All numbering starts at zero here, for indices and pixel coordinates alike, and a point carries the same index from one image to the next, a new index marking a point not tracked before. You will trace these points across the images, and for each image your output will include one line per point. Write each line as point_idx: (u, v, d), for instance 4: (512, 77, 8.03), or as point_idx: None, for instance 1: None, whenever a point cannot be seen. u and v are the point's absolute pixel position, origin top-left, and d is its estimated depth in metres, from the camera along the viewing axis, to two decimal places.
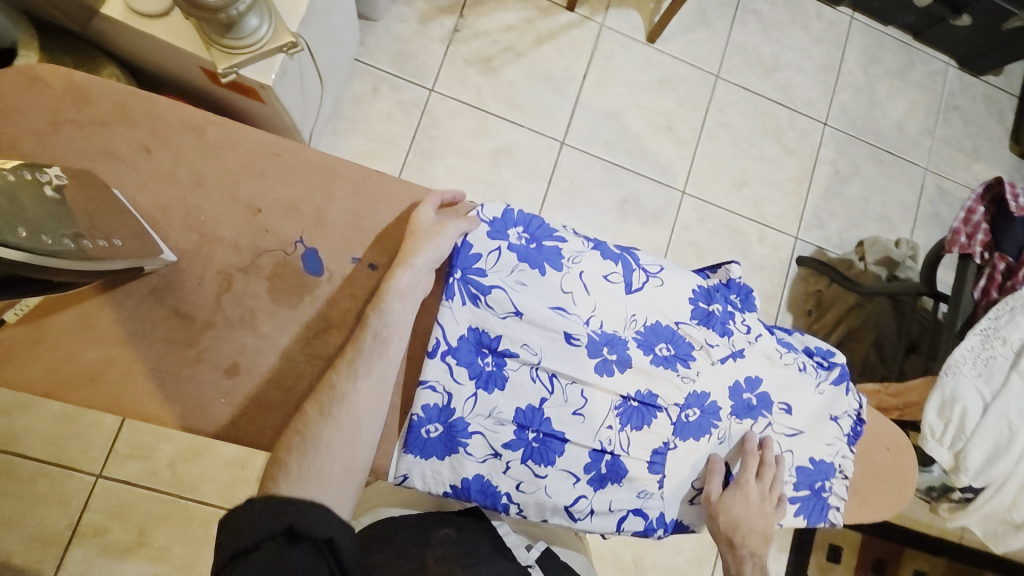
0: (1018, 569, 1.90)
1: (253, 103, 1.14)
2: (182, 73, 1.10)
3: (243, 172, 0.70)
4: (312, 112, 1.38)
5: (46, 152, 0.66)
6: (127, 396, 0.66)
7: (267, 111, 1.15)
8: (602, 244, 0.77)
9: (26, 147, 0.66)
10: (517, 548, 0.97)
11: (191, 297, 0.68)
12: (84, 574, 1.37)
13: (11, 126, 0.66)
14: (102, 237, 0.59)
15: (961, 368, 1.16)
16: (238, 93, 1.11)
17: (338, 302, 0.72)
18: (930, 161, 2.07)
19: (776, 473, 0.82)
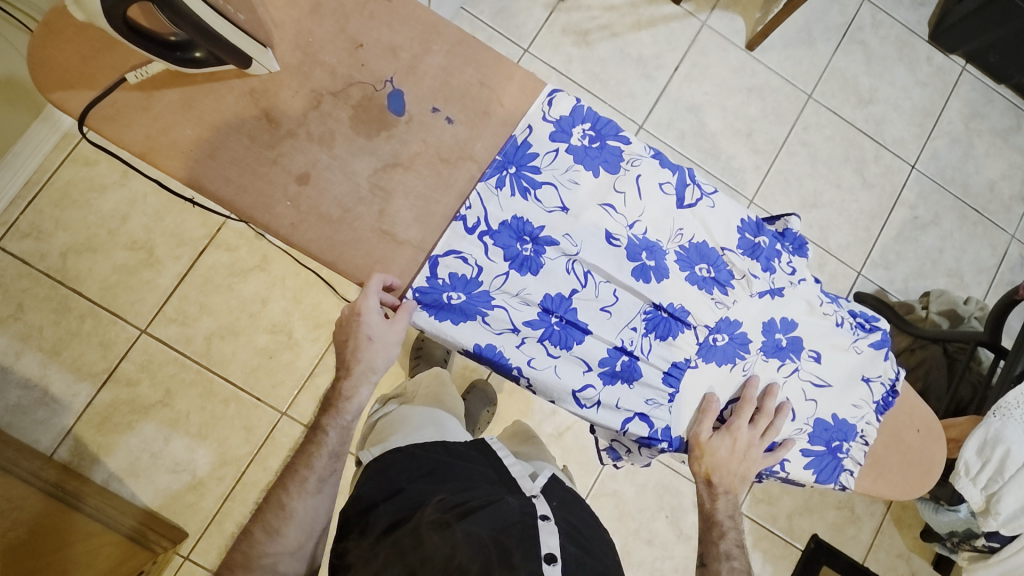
0: None
1: None
2: None
3: (355, 10, 0.71)
4: None
5: None
6: (207, 177, 0.67)
7: None
8: (662, 153, 0.77)
9: None
10: (522, 478, 0.97)
11: (283, 105, 0.69)
12: (106, 418, 1.43)
13: None
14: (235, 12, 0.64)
15: (1012, 411, 1.10)
16: None
17: (409, 144, 0.71)
18: (1017, 228, 1.97)
19: (772, 422, 0.79)
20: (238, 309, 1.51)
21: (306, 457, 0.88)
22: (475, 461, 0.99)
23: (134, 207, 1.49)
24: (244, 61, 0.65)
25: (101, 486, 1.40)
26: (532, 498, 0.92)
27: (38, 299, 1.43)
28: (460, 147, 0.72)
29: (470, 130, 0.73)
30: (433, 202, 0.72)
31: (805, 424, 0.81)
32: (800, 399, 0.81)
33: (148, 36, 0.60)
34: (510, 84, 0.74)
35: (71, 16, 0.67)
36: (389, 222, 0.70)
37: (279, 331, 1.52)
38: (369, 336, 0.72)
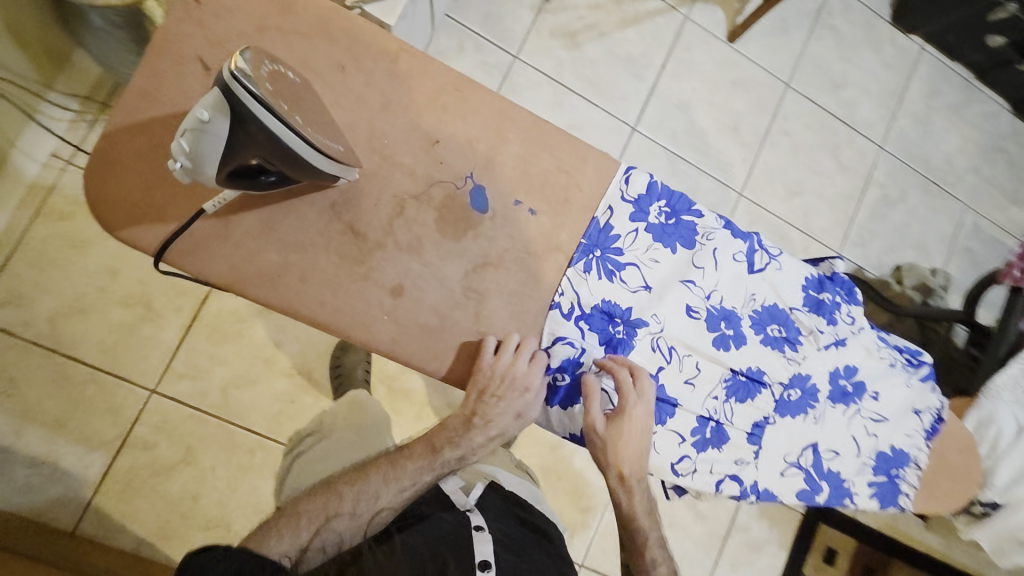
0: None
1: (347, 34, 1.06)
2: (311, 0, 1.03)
3: (427, 103, 0.72)
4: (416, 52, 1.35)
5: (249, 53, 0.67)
6: (300, 304, 0.66)
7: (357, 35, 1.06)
8: (732, 223, 0.81)
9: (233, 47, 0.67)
10: (457, 491, 0.93)
11: (366, 216, 0.69)
12: (126, 485, 1.37)
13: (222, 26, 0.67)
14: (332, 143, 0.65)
15: (1000, 393, 1.26)
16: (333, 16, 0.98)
17: (496, 241, 0.73)
18: (971, 197, 2.13)
19: (644, 388, 0.74)
20: (252, 355, 1.46)
21: (312, 505, 0.84)
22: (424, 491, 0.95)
23: (122, 260, 1.39)
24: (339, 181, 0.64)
25: (133, 555, 1.35)
26: (466, 512, 0.89)
27: (30, 371, 1.33)
28: (544, 237, 0.75)
29: (549, 212, 0.75)
30: (526, 298, 0.74)
31: (868, 458, 0.89)
32: (863, 435, 0.88)
33: (241, 172, 0.60)
34: (585, 167, 0.77)
35: (127, 144, 0.65)
36: (486, 321, 0.73)
37: (297, 373, 1.48)
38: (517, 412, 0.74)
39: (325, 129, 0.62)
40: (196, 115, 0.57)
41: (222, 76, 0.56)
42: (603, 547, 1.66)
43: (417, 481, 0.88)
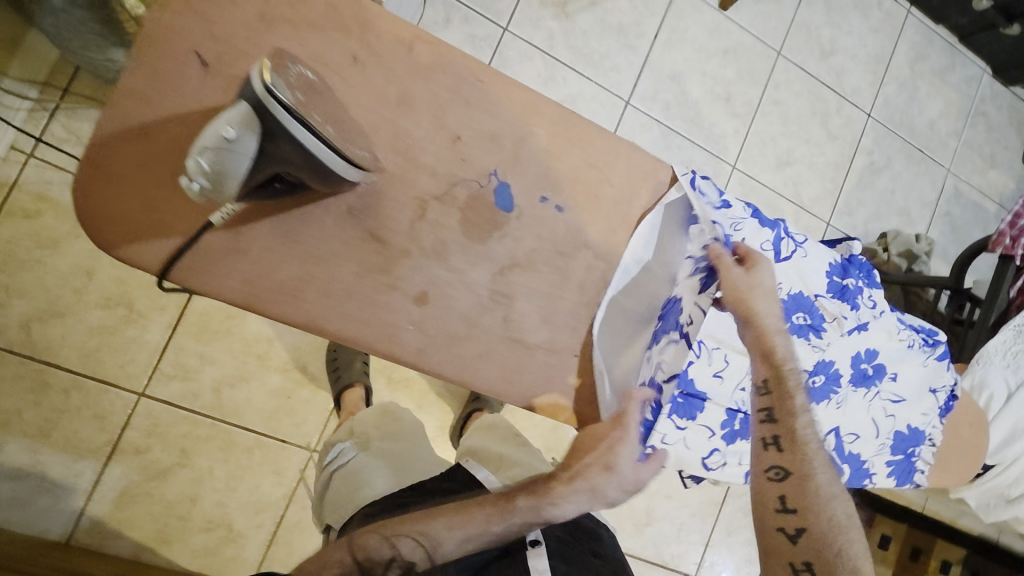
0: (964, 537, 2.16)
1: None
2: None
3: (451, 98, 0.77)
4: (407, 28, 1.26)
5: (255, 44, 0.71)
6: (321, 317, 0.72)
7: None
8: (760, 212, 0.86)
9: (238, 41, 0.71)
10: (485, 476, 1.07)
11: (389, 222, 0.75)
12: (122, 491, 1.32)
13: (227, 22, 0.70)
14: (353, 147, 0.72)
15: (992, 358, 1.28)
16: None
17: (524, 241, 0.80)
18: (952, 162, 2.16)
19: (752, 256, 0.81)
20: (243, 352, 1.40)
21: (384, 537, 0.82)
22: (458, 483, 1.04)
23: (97, 258, 1.30)
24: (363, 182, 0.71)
25: (133, 560, 1.32)
26: None
27: (9, 380, 1.26)
28: (574, 233, 0.83)
29: (569, 199, 0.82)
30: (558, 302, 0.83)
31: (886, 439, 0.92)
32: (882, 416, 0.91)
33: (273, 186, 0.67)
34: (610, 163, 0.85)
35: (126, 158, 0.69)
36: (517, 329, 0.81)
37: (292, 368, 1.43)
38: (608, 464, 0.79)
39: (351, 138, 0.71)
40: (220, 133, 0.60)
41: (254, 89, 0.61)
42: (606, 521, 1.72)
43: (483, 532, 0.80)
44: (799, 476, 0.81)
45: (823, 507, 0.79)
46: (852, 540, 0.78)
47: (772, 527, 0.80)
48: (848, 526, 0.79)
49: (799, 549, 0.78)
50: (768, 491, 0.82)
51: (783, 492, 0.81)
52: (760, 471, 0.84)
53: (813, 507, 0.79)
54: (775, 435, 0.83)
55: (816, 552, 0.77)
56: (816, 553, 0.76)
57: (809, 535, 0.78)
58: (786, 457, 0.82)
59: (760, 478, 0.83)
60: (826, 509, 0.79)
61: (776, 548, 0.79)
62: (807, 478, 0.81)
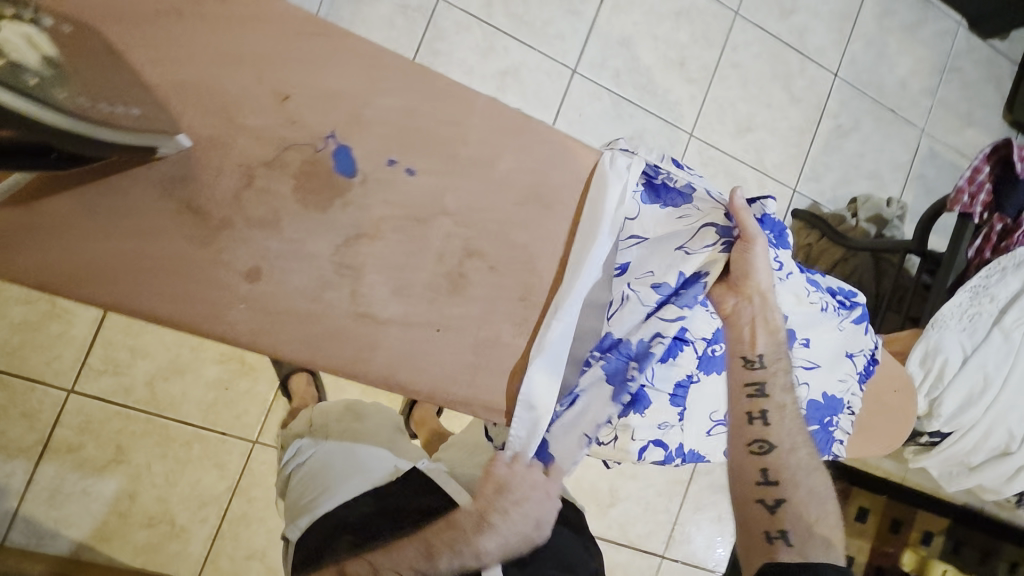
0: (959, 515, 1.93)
1: None
2: None
3: (274, 44, 0.57)
4: None
5: None
6: (127, 302, 0.54)
7: None
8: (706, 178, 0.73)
9: None
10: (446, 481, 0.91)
11: (208, 189, 0.56)
12: (58, 490, 1.30)
13: None
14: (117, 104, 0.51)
15: (949, 323, 1.21)
16: None
17: (371, 209, 0.61)
18: (927, 122, 2.08)
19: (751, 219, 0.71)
20: (175, 345, 1.36)
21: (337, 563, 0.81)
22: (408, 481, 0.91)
23: None
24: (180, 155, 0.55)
25: (72, 559, 1.30)
26: None
27: None
28: (432, 201, 0.62)
29: (436, 151, 0.62)
30: (406, 270, 0.62)
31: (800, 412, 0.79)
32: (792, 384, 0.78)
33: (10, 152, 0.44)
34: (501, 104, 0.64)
35: None
36: (364, 302, 0.61)
37: (229, 358, 1.39)
38: (545, 490, 0.74)
39: (98, 84, 0.50)
40: None
41: None
42: None
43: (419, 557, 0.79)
44: (784, 450, 0.73)
45: (802, 479, 0.72)
46: (829, 514, 0.72)
47: (753, 500, 0.73)
48: (827, 499, 0.73)
49: (778, 518, 0.71)
50: (749, 465, 0.74)
51: (764, 465, 0.73)
52: (740, 444, 0.75)
53: (794, 479, 0.72)
54: (764, 410, 0.74)
55: (796, 522, 0.70)
56: (796, 521, 0.70)
57: (790, 504, 0.71)
58: (773, 433, 0.74)
59: (741, 452, 0.75)
60: (804, 483, 0.72)
61: (751, 519, 0.72)
62: (793, 450, 0.73)
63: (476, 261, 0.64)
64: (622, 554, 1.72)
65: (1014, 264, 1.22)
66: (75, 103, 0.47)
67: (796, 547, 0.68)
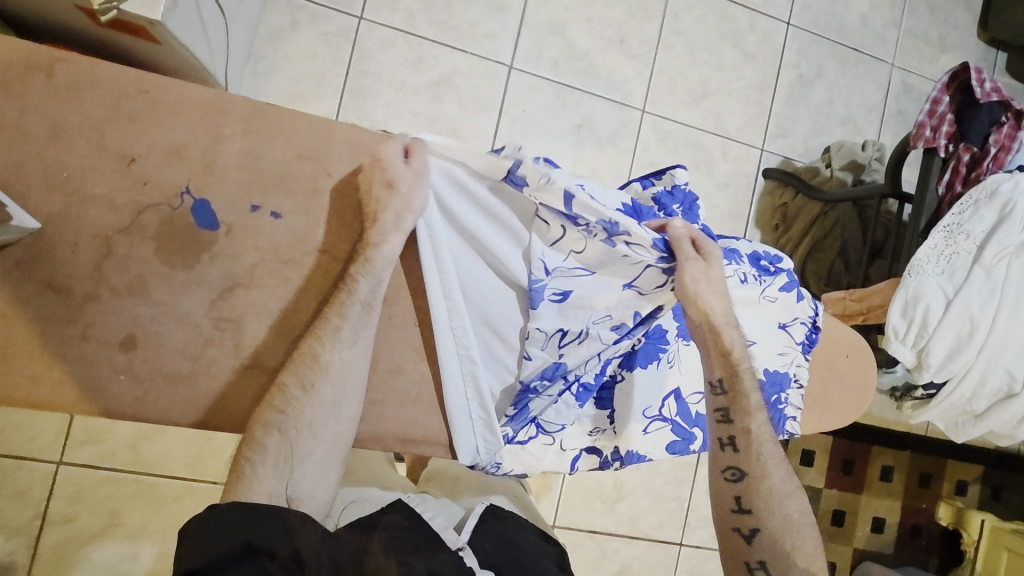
0: (990, 459, 1.80)
1: (148, 43, 0.77)
2: (69, 18, 0.74)
3: (108, 116, 0.56)
4: (241, 38, 1.15)
5: None
6: (9, 386, 0.55)
7: (166, 52, 0.79)
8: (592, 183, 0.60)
9: None
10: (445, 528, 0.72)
11: (67, 267, 0.55)
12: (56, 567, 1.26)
13: None
14: None
15: (925, 267, 1.13)
16: (126, 33, 0.74)
17: (240, 258, 0.59)
18: (896, 56, 1.90)
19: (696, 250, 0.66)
20: None
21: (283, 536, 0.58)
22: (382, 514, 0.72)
23: None
24: (37, 237, 0.54)
25: None
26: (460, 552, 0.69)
27: None
28: (299, 239, 0.61)
29: (309, 202, 0.61)
30: (292, 313, 0.61)
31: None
32: None
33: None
34: (367, 139, 0.62)
35: None
36: (250, 354, 0.60)
37: None
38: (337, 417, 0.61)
39: None
40: None
41: None
42: (572, 503, 1.54)
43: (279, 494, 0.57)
44: (757, 476, 0.69)
45: (778, 508, 0.68)
46: (806, 540, 0.68)
47: (729, 527, 0.70)
48: (805, 526, 0.68)
49: (754, 549, 0.68)
50: (724, 490, 0.70)
51: (738, 493, 0.69)
52: (715, 471, 0.71)
53: (769, 507, 0.68)
54: (732, 435, 0.70)
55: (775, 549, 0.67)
56: (773, 552, 0.67)
57: (766, 534, 0.68)
58: (745, 459, 0.69)
59: (715, 478, 0.72)
60: (781, 510, 0.68)
61: (727, 545, 0.70)
62: (766, 477, 0.69)
63: None
64: (637, 548, 1.60)
65: (986, 194, 1.11)
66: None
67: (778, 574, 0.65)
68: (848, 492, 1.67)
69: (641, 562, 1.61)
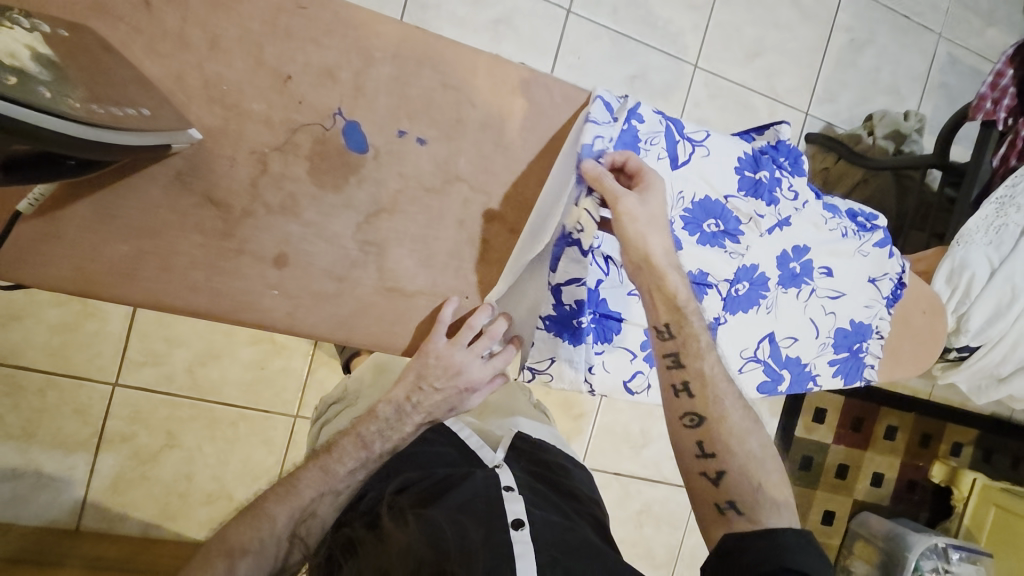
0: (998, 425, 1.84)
1: None
2: None
3: (265, 30, 0.55)
4: None
5: None
6: (171, 294, 0.56)
7: None
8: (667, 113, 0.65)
9: None
10: (483, 447, 0.77)
11: (225, 182, 0.56)
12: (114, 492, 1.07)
13: None
14: (125, 105, 0.48)
15: (973, 236, 1.05)
16: None
17: (386, 183, 0.61)
18: (945, 27, 1.81)
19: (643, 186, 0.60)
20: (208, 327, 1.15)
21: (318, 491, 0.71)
22: (436, 444, 0.78)
23: None
24: (198, 150, 0.55)
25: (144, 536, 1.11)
26: (496, 470, 0.73)
27: None
28: (441, 168, 0.62)
29: (452, 132, 0.62)
30: (430, 240, 0.64)
31: (829, 338, 0.80)
32: (820, 315, 0.79)
33: (20, 161, 0.44)
34: (508, 72, 0.63)
35: None
36: (392, 277, 0.64)
37: (260, 336, 1.11)
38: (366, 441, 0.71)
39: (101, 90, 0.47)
40: None
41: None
42: (601, 447, 1.52)
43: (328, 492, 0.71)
44: (716, 419, 0.64)
45: (739, 445, 0.63)
46: (775, 470, 0.65)
47: (695, 473, 0.65)
48: (766, 457, 0.65)
49: (722, 490, 0.63)
50: (684, 437, 0.65)
51: (700, 438, 0.64)
52: (672, 417, 0.66)
53: (730, 446, 0.64)
54: (687, 381, 0.65)
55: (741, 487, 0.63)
56: (741, 488, 0.62)
57: (733, 474, 0.63)
58: (700, 403, 0.64)
59: (674, 426, 0.66)
60: (742, 449, 0.63)
61: (697, 494, 0.65)
62: (724, 420, 0.64)
63: (495, 225, 0.66)
64: (658, 490, 1.59)
65: None
66: (91, 112, 0.45)
67: (750, 516, 0.61)
68: (855, 447, 1.69)
69: (661, 503, 1.61)
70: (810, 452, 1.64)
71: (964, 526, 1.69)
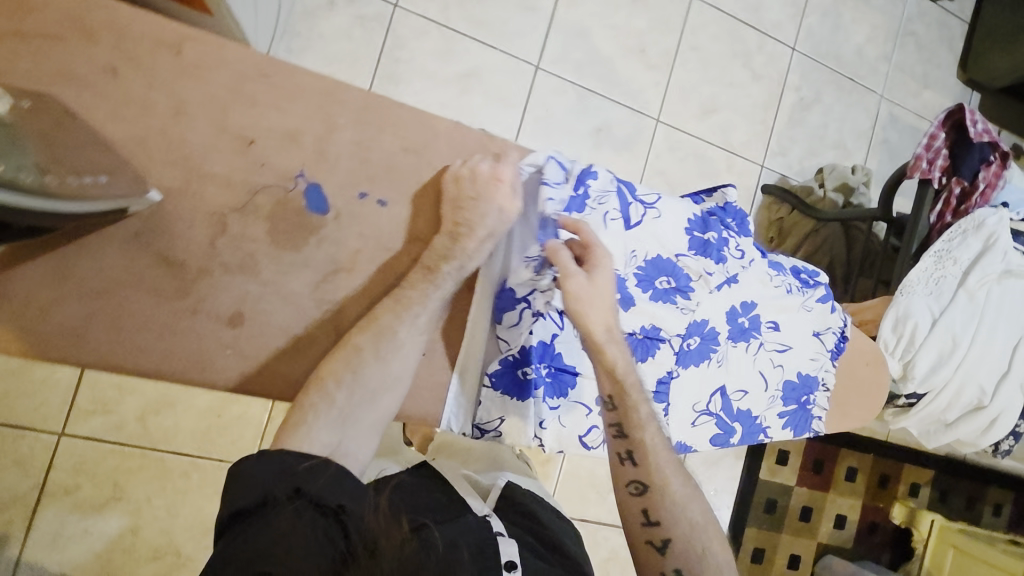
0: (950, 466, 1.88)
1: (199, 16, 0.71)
2: None
3: (230, 97, 0.57)
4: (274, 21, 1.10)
5: None
6: (119, 355, 0.56)
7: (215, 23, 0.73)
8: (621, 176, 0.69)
9: None
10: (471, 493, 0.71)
11: (183, 241, 0.57)
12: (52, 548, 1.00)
13: None
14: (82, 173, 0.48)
15: (914, 288, 1.09)
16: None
17: (346, 243, 0.62)
18: (885, 88, 1.93)
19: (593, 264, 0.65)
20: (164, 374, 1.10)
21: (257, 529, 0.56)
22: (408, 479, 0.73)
23: None
24: (156, 210, 0.55)
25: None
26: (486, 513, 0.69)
27: None
28: (400, 228, 0.64)
29: (413, 194, 0.64)
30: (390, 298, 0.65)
31: (777, 390, 0.83)
32: (769, 368, 0.82)
33: None
34: (465, 138, 0.66)
35: None
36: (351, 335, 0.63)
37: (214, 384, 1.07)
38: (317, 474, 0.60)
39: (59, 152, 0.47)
40: None
41: None
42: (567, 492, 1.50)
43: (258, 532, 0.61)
44: (659, 486, 0.68)
45: (682, 514, 0.68)
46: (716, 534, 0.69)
47: (640, 541, 0.68)
48: (708, 525, 0.69)
49: (667, 558, 0.66)
50: (630, 504, 0.69)
51: (644, 506, 0.68)
52: (617, 485, 0.70)
53: (673, 515, 0.68)
54: (631, 450, 0.69)
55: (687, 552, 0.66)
56: (686, 556, 0.66)
57: (677, 541, 0.66)
58: (644, 471, 0.69)
59: (620, 494, 0.70)
60: (684, 516, 0.68)
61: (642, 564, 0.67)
62: (667, 487, 0.68)
63: None
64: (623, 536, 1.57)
65: (973, 224, 1.10)
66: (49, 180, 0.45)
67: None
68: (816, 490, 1.72)
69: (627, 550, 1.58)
70: (774, 495, 1.66)
71: (925, 568, 1.69)
